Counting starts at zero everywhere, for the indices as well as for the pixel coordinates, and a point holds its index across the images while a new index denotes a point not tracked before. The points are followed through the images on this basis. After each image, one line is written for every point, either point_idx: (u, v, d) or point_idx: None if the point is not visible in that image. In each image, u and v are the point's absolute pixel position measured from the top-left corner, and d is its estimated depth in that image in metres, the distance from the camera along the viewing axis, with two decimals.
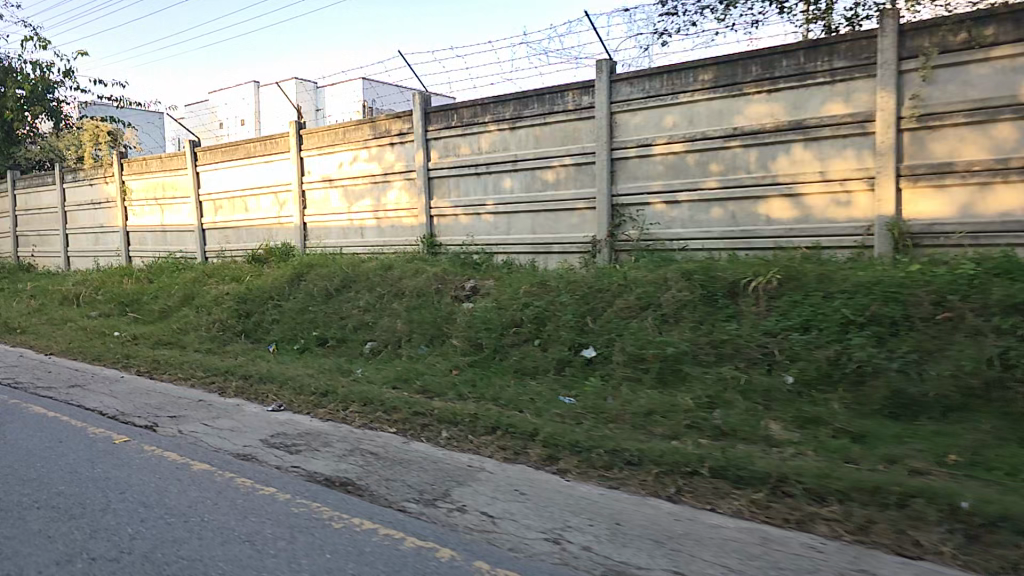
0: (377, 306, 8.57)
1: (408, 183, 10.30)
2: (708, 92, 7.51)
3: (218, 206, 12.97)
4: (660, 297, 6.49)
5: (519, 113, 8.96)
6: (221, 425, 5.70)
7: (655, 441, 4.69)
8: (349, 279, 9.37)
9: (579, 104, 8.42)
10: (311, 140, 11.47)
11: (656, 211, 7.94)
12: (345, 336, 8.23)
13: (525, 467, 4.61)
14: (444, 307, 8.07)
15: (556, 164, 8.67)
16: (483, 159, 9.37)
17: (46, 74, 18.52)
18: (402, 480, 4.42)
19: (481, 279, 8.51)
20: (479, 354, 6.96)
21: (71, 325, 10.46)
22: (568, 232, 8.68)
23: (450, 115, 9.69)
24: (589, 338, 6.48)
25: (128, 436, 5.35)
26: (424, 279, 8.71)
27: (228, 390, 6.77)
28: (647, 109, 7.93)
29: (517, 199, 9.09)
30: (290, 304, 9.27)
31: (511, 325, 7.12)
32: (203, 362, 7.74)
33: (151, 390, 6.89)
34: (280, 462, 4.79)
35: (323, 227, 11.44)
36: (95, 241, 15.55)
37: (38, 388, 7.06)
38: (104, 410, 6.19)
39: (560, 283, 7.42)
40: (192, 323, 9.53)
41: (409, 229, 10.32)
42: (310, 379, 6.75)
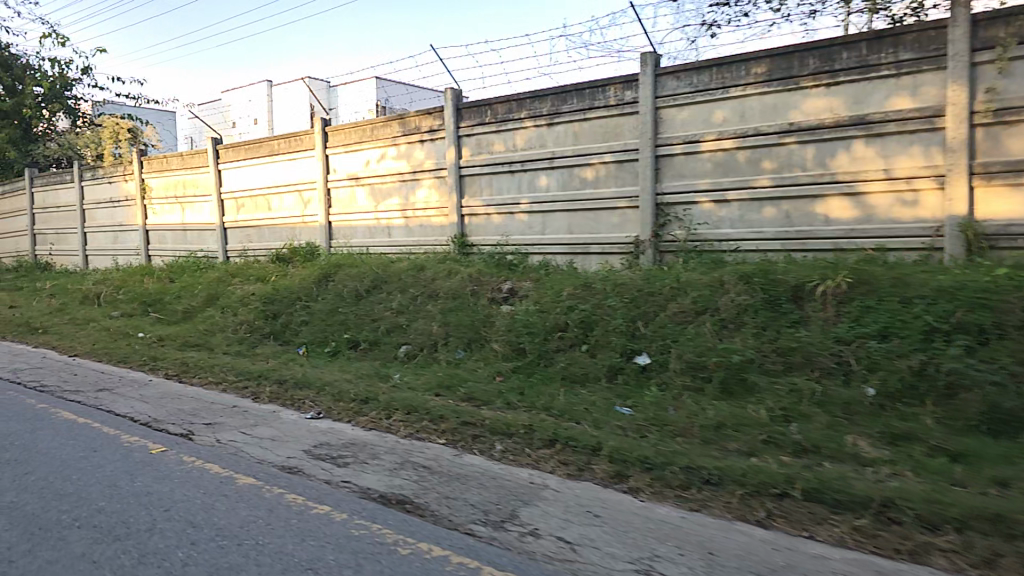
0: (410, 308, 8.27)
1: (438, 182, 9.99)
2: (761, 86, 7.18)
3: (240, 204, 12.72)
4: (717, 301, 6.16)
5: (557, 108, 8.64)
6: (260, 434, 5.41)
7: (731, 458, 4.38)
8: (380, 280, 9.08)
9: (621, 99, 8.09)
10: (337, 137, 11.19)
11: (704, 210, 7.59)
12: (378, 339, 7.94)
13: (593, 485, 4.30)
14: (482, 309, 7.75)
15: (596, 161, 8.34)
16: (519, 156, 9.04)
17: (64, 70, 18.39)
18: (464, 499, 4.11)
19: (518, 280, 8.18)
20: (523, 360, 6.65)
21: (93, 325, 10.24)
22: (608, 232, 8.36)
23: (483, 111, 9.38)
24: (641, 344, 6.16)
25: (165, 446, 5.07)
26: (458, 280, 8.40)
27: (262, 396, 6.48)
28: (695, 104, 7.60)
29: (554, 198, 8.76)
30: (319, 305, 8.99)
31: (556, 330, 6.80)
32: (233, 365, 7.48)
33: (182, 395, 6.62)
34: (330, 476, 4.50)
35: (349, 227, 11.17)
36: (113, 239, 15.35)
37: (65, 391, 6.81)
38: (136, 416, 5.91)
39: (606, 285, 7.10)
40: (218, 325, 9.27)
41: (439, 229, 10.02)
42: (347, 385, 6.46)
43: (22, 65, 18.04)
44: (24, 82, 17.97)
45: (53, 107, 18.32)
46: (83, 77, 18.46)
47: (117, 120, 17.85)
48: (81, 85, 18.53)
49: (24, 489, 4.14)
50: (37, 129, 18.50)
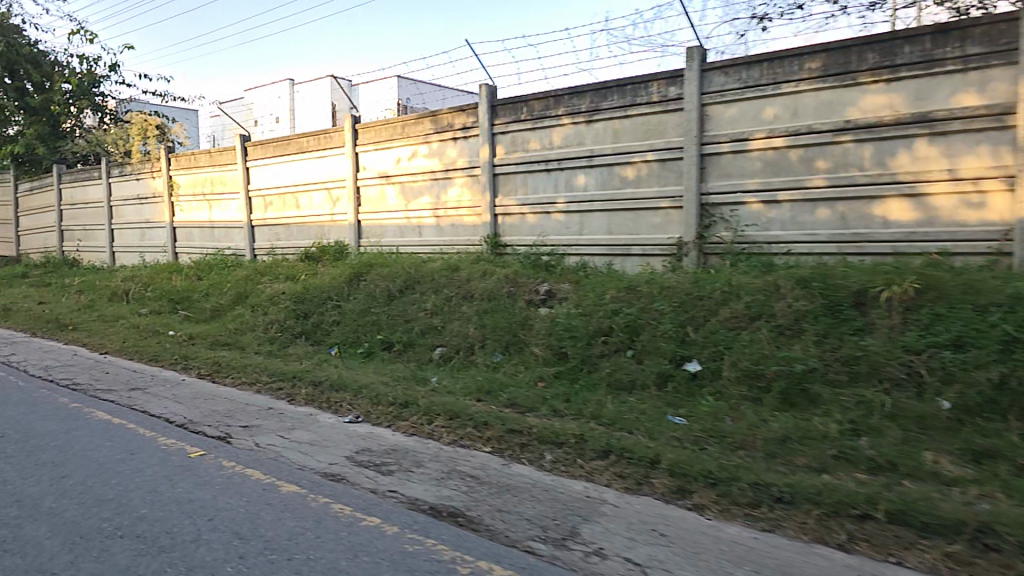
0: (445, 309, 8.07)
1: (470, 180, 9.80)
2: (815, 82, 6.91)
3: (268, 202, 12.63)
4: (773, 307, 5.90)
5: (597, 105, 8.42)
6: (299, 438, 5.24)
7: (801, 475, 4.12)
8: (413, 280, 8.91)
9: (664, 95, 7.86)
10: (367, 135, 11.04)
11: (752, 211, 7.33)
12: (412, 340, 7.76)
13: (654, 500, 4.05)
14: (520, 311, 7.53)
15: (637, 160, 8.10)
16: (556, 154, 8.83)
17: (93, 67, 18.48)
18: (519, 513, 3.89)
19: (556, 282, 7.94)
20: (566, 365, 6.42)
21: (123, 322, 10.18)
22: (649, 232, 8.12)
23: (519, 107, 9.16)
24: (692, 350, 5.91)
25: (203, 449, 4.92)
26: (494, 281, 8.19)
27: (298, 398, 6.32)
28: (744, 101, 7.34)
29: (592, 197, 8.54)
30: (350, 305, 8.83)
31: (599, 334, 6.56)
32: (267, 366, 7.34)
33: (216, 396, 6.48)
34: (375, 484, 4.30)
35: (379, 226, 11.02)
36: (141, 236, 15.37)
37: (98, 390, 6.69)
38: (171, 417, 5.77)
39: (650, 289, 6.84)
40: (249, 324, 9.15)
41: (471, 229, 9.82)
42: (385, 388, 6.28)
43: (51, 62, 18.25)
44: (53, 79, 18.09)
45: (81, 103, 18.42)
46: (111, 74, 18.53)
47: (146, 117, 17.62)
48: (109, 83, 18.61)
49: (63, 494, 3.98)
50: (65, 126, 18.62)
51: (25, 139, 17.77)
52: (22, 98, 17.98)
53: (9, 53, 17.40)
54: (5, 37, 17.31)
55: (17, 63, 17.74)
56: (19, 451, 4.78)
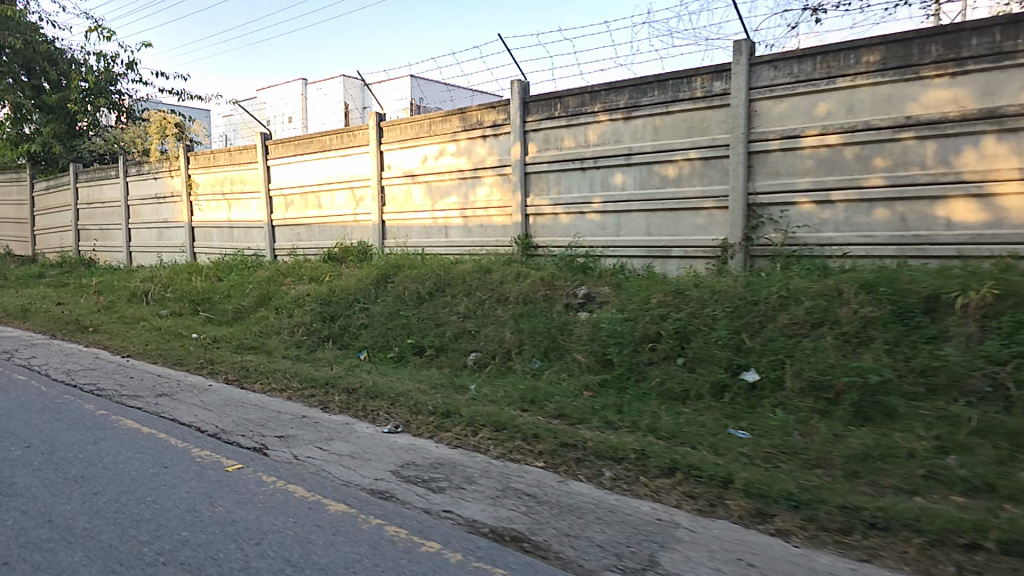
0: (478, 313, 7.77)
1: (500, 179, 9.52)
2: (873, 76, 6.68)
3: (289, 202, 12.39)
4: (837, 313, 5.59)
5: (636, 101, 8.15)
6: (339, 450, 4.96)
7: (892, 498, 3.77)
8: (443, 281, 8.63)
9: (709, 91, 7.62)
10: (392, 133, 10.78)
11: (803, 211, 7.11)
12: (445, 345, 7.47)
13: (732, 524, 3.72)
14: (558, 316, 7.21)
15: (679, 158, 7.85)
16: (592, 152, 8.55)
17: (110, 65, 18.33)
18: (588, 538, 3.56)
19: (594, 285, 7.63)
20: (612, 373, 6.11)
21: (144, 324, 9.95)
22: (691, 234, 7.84)
23: (553, 103, 8.87)
24: (749, 359, 5.60)
25: (240, 462, 4.67)
26: (530, 284, 7.88)
27: (332, 406, 6.06)
28: (795, 96, 7.14)
29: (631, 197, 8.26)
30: (379, 308, 8.56)
31: (646, 340, 6.26)
32: (296, 371, 7.08)
33: (246, 403, 6.21)
34: (428, 503, 4.01)
35: (404, 226, 10.74)
36: (159, 235, 15.17)
37: (124, 396, 6.46)
38: (202, 426, 5.52)
39: (698, 293, 6.53)
40: (273, 326, 8.90)
41: (500, 229, 9.53)
42: (423, 396, 5.99)
43: (69, 59, 18.14)
44: (70, 77, 17.92)
45: (97, 101, 18.25)
46: (128, 73, 18.39)
47: (164, 113, 17.06)
48: (125, 81, 18.45)
49: (96, 514, 3.72)
50: (81, 124, 18.50)
51: (42, 138, 17.70)
52: (39, 96, 17.80)
53: (25, 51, 17.22)
54: (22, 33, 17.13)
55: (32, 60, 17.55)
56: (47, 463, 4.53)
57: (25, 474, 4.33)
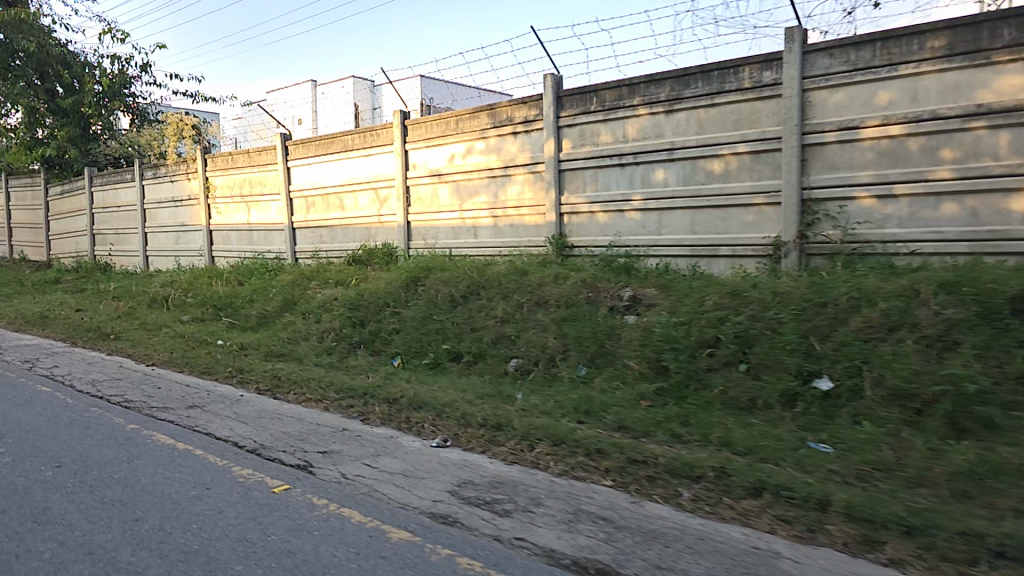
0: (516, 316, 7.40)
1: (532, 177, 9.17)
2: (939, 62, 6.30)
3: (311, 203, 12.09)
4: (916, 315, 5.23)
5: (679, 93, 7.78)
6: (389, 468, 4.63)
7: (1016, 523, 3.40)
8: (477, 284, 8.27)
9: (758, 82, 7.26)
10: (417, 131, 10.46)
11: (863, 207, 6.74)
12: (484, 350, 7.13)
13: (838, 553, 3.36)
14: (603, 319, 6.84)
15: (726, 152, 7.49)
16: (631, 148, 8.19)
17: (124, 68, 18.11)
18: (683, 571, 3.20)
19: (639, 286, 7.25)
20: (669, 380, 5.76)
21: (166, 331, 9.67)
22: (739, 231, 7.47)
23: (589, 97, 8.52)
24: (821, 365, 5.24)
25: (287, 482, 4.36)
26: (570, 286, 7.51)
27: (373, 418, 5.74)
28: (853, 85, 6.77)
29: (674, 193, 7.90)
30: (410, 312, 8.23)
31: (703, 346, 5.91)
32: (331, 380, 6.76)
33: (281, 415, 5.91)
34: (497, 530, 3.66)
35: (431, 226, 10.41)
36: (176, 239, 14.92)
37: (153, 409, 6.16)
38: (240, 441, 5.22)
39: (757, 294, 6.16)
40: (301, 333, 8.59)
41: (533, 229, 9.18)
42: (469, 406, 5.65)
43: (83, 62, 17.95)
44: (84, 80, 17.69)
45: (113, 104, 18.10)
46: (142, 75, 18.17)
47: (181, 116, 16.85)
48: (139, 83, 18.21)
49: (140, 545, 3.41)
50: (95, 128, 18.30)
51: (57, 142, 17.56)
52: (53, 100, 17.68)
53: (40, 54, 17.04)
54: (35, 37, 16.91)
55: (47, 63, 17.38)
56: (81, 486, 4.22)
57: (59, 498, 4.03)
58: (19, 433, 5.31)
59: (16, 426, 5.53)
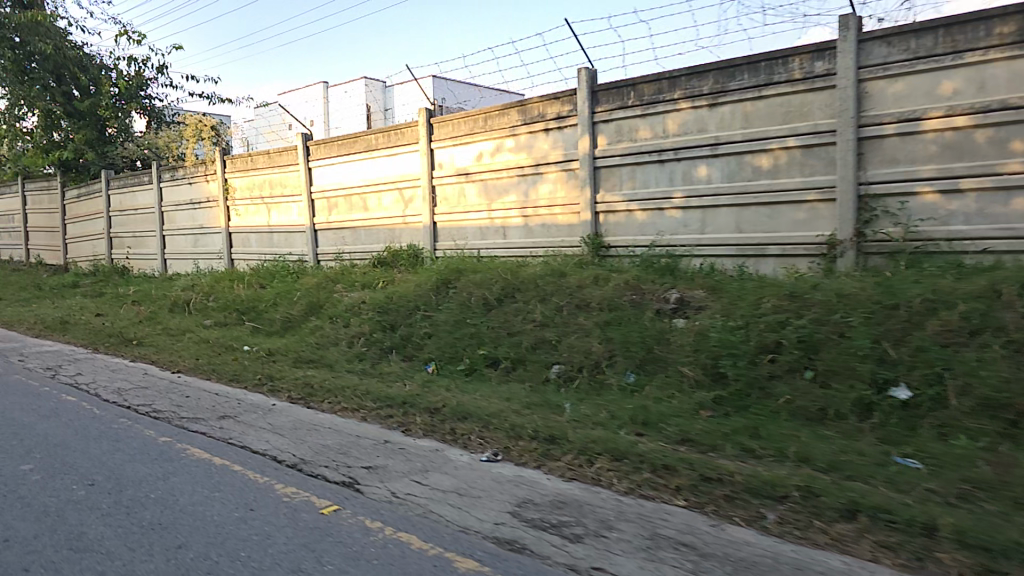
0: (556, 320, 7.07)
1: (565, 175, 8.85)
2: (1009, 49, 5.94)
3: (333, 204, 11.84)
4: (1000, 319, 4.91)
5: (723, 86, 7.45)
6: (440, 485, 4.33)
7: None
8: (512, 286, 7.94)
9: (809, 73, 6.91)
10: (444, 129, 10.16)
11: (926, 203, 6.37)
12: (523, 356, 6.82)
13: None
14: (650, 323, 6.50)
15: (775, 147, 7.15)
16: (671, 143, 7.85)
17: (140, 70, 17.98)
18: None
19: (686, 287, 6.90)
20: (729, 389, 5.43)
21: (190, 336, 9.43)
22: (790, 230, 7.13)
23: (626, 92, 8.19)
24: (897, 373, 4.90)
25: (335, 502, 4.07)
26: (612, 288, 7.17)
27: (415, 429, 5.45)
28: (913, 74, 6.41)
29: (717, 190, 7.55)
30: (443, 316, 7.92)
31: (764, 351, 5.58)
32: (366, 388, 6.46)
33: (318, 427, 5.63)
34: (571, 558, 3.35)
35: (458, 227, 10.11)
36: (195, 242, 14.73)
37: (183, 419, 5.89)
38: (279, 455, 4.94)
39: (819, 296, 5.82)
40: (330, 338, 8.33)
41: (566, 229, 8.86)
42: (518, 417, 5.34)
43: (100, 65, 17.83)
44: (100, 84, 17.67)
45: (129, 107, 18.04)
46: (159, 76, 18.02)
47: (199, 117, 16.70)
48: (156, 85, 18.06)
49: None
50: (111, 131, 18.23)
51: (74, 145, 17.54)
52: (70, 103, 17.58)
53: (56, 57, 16.90)
54: (52, 39, 16.79)
55: (63, 66, 17.26)
56: (116, 507, 3.95)
57: (94, 521, 3.76)
58: (48, 448, 5.05)
59: (43, 439, 5.28)
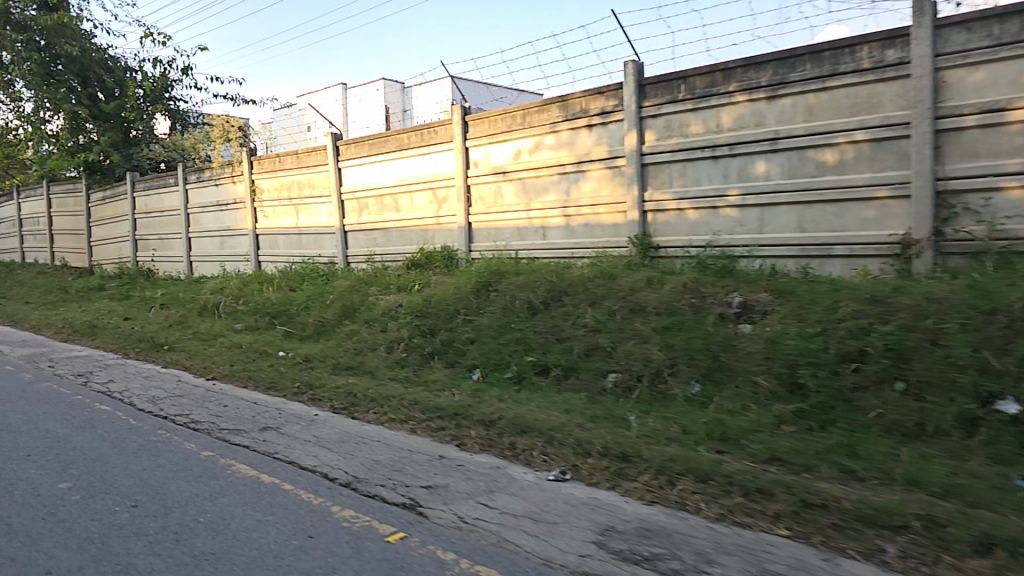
0: (609, 325, 6.69)
1: (610, 172, 8.47)
2: None
3: (363, 205, 11.56)
4: None
5: (783, 77, 7.02)
6: (510, 509, 3.98)
7: None
8: (558, 289, 7.57)
9: (879, 62, 6.48)
10: (479, 127, 9.81)
11: (1012, 199, 5.91)
12: (577, 362, 6.46)
13: None
14: (714, 329, 6.09)
15: (841, 140, 6.71)
16: (726, 139, 7.44)
17: (166, 71, 17.87)
18: None
19: (749, 290, 6.49)
20: (810, 402, 5.04)
21: (222, 342, 9.18)
22: (859, 229, 6.70)
23: (676, 85, 7.79)
24: (1002, 385, 4.48)
25: (400, 528, 3.73)
26: (668, 290, 6.78)
27: (471, 444, 5.10)
28: (996, 62, 5.95)
29: (778, 187, 7.13)
30: (485, 320, 7.57)
31: (846, 361, 5.18)
32: (413, 398, 6.13)
33: (367, 440, 5.30)
34: None
35: (495, 227, 9.76)
36: (221, 243, 14.53)
37: (224, 431, 5.60)
38: (330, 473, 4.62)
39: (903, 300, 5.40)
40: (368, 343, 8.02)
41: (611, 229, 8.48)
42: (582, 431, 4.98)
43: (124, 66, 17.74)
44: (125, 85, 17.57)
45: (155, 108, 17.91)
46: (183, 77, 17.91)
47: (225, 118, 16.55)
48: (180, 86, 17.95)
49: None
50: (136, 133, 18.13)
51: (100, 147, 17.44)
52: (95, 105, 17.50)
53: (82, 58, 16.90)
54: (77, 41, 16.73)
55: (88, 68, 17.27)
56: (164, 533, 3.64)
57: (142, 550, 3.45)
58: (85, 464, 4.77)
59: (80, 454, 4.99)
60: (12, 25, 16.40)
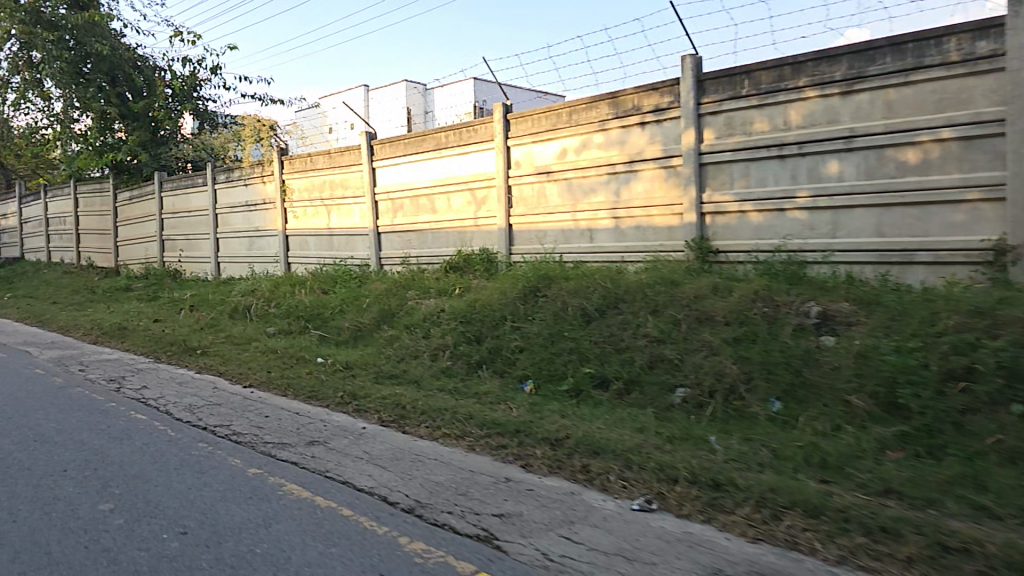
0: (674, 334, 6.23)
1: (664, 172, 8.02)
2: None
3: (398, 206, 11.22)
4: None
5: (860, 71, 6.55)
6: (598, 544, 3.55)
7: None
8: (614, 295, 7.12)
9: (970, 54, 5.97)
10: (522, 125, 9.41)
11: None
12: (640, 375, 6.01)
13: None
14: (793, 342, 5.62)
15: (926, 139, 6.21)
16: (795, 137, 6.98)
17: (195, 70, 17.71)
18: None
19: (827, 299, 6.01)
20: (914, 425, 4.55)
21: (256, 346, 8.86)
22: (945, 234, 6.19)
23: (739, 80, 7.33)
24: None
25: (480, 567, 3.32)
26: (737, 298, 6.31)
27: (538, 465, 4.68)
28: None
29: (853, 189, 6.63)
30: (535, 328, 7.14)
31: (951, 380, 4.69)
32: (467, 411, 5.72)
33: (422, 458, 4.91)
34: None
35: (538, 229, 9.36)
36: (250, 245, 14.27)
37: (268, 446, 5.23)
38: (389, 496, 4.23)
39: (1012, 313, 4.90)
40: (410, 350, 7.65)
41: (665, 232, 8.04)
42: (661, 453, 4.54)
43: (154, 66, 17.62)
44: (154, 85, 17.44)
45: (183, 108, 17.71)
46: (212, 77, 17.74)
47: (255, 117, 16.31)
48: (209, 85, 17.77)
49: None
50: (164, 132, 17.97)
51: (128, 146, 17.30)
52: (124, 104, 17.37)
53: (111, 57, 16.77)
54: (107, 40, 16.63)
55: (117, 66, 17.17)
56: (219, 568, 3.26)
57: None
58: (125, 481, 4.42)
59: (119, 470, 4.64)
60: (42, 24, 16.34)
